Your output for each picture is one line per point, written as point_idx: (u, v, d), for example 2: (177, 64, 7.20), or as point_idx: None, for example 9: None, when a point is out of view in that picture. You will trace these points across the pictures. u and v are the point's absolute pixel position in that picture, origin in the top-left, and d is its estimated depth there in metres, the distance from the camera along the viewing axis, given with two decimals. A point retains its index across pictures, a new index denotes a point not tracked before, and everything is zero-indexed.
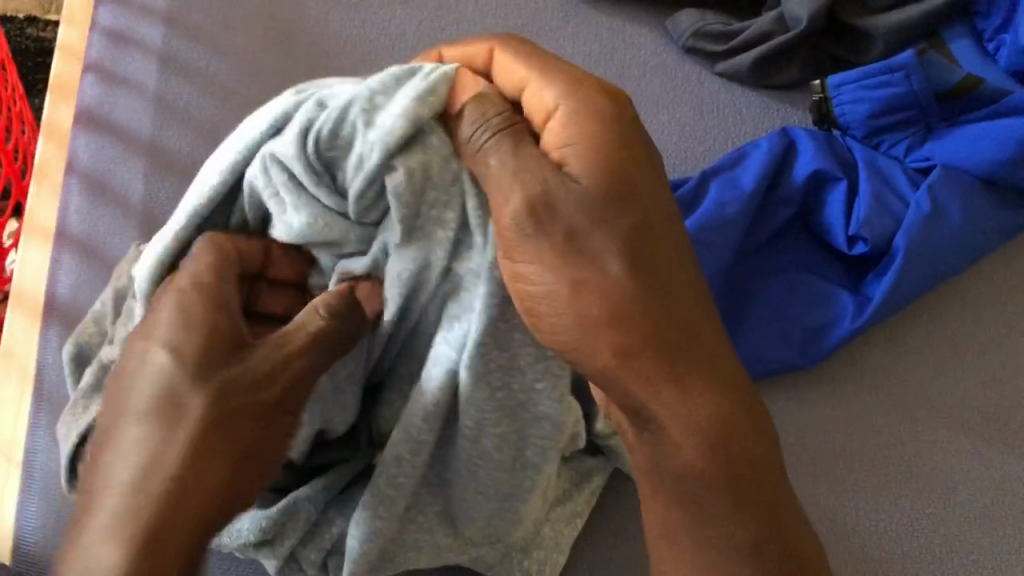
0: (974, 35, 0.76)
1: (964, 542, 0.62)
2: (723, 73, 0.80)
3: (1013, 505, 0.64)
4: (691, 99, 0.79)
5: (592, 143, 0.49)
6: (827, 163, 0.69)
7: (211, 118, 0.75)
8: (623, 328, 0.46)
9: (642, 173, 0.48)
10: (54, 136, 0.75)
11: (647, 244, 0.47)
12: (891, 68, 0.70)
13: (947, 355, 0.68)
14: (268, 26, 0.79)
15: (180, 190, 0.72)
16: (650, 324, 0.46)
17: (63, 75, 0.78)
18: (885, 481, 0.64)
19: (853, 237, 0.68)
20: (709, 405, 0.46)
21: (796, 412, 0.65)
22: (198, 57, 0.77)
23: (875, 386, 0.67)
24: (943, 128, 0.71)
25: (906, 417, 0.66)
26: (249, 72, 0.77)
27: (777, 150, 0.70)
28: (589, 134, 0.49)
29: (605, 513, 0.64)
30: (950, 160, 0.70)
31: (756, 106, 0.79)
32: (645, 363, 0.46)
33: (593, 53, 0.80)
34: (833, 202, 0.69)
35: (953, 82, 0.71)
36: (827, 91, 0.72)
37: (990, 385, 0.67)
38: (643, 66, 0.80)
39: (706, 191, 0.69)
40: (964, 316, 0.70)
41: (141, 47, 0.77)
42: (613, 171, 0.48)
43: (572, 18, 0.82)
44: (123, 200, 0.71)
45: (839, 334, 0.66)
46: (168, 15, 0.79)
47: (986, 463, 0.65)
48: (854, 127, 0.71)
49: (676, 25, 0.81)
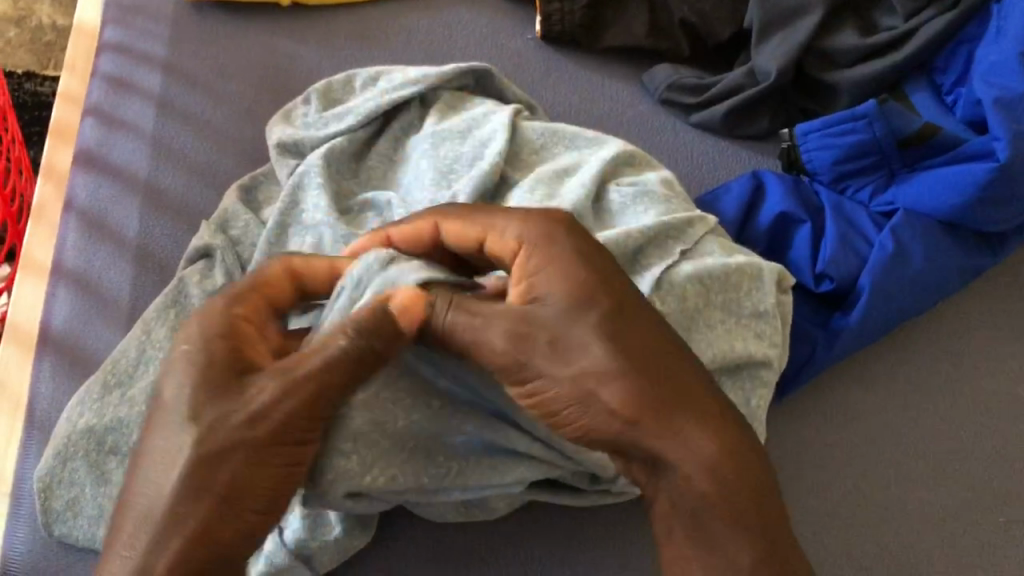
0: (932, 89, 0.80)
1: (927, 560, 0.66)
2: (696, 124, 0.84)
3: (971, 529, 0.67)
4: (667, 145, 0.84)
5: (571, 276, 0.51)
6: (791, 205, 0.72)
7: (208, 160, 0.77)
8: (706, 446, 0.47)
9: (611, 294, 0.50)
10: (53, 178, 0.79)
11: (611, 336, 0.49)
12: (853, 117, 0.74)
13: (915, 392, 0.72)
14: (264, 76, 0.82)
15: (174, 227, 0.74)
16: (641, 403, 0.48)
17: (62, 118, 0.83)
18: (853, 505, 0.67)
19: (820, 275, 0.71)
20: (691, 454, 0.47)
21: (778, 439, 0.69)
22: (195, 101, 0.80)
23: (844, 423, 0.70)
24: (904, 174, 0.74)
25: (869, 444, 0.70)
26: (246, 118, 0.80)
27: (747, 192, 0.74)
28: (571, 271, 0.51)
29: (597, 528, 0.65)
30: (911, 205, 0.72)
31: (730, 154, 0.84)
32: (657, 431, 0.48)
33: (574, 104, 0.85)
34: (800, 243, 0.72)
35: (912, 131, 0.74)
36: (796, 138, 0.76)
37: (954, 416, 0.71)
38: (621, 116, 0.85)
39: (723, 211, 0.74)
40: (928, 357, 0.74)
41: (141, 93, 0.80)
42: (584, 290, 0.50)
43: (554, 71, 0.87)
44: (118, 235, 0.74)
45: (813, 370, 0.69)
46: (168, 63, 0.82)
47: (946, 489, 0.69)
48: (821, 172, 0.75)
49: (652, 78, 0.86)
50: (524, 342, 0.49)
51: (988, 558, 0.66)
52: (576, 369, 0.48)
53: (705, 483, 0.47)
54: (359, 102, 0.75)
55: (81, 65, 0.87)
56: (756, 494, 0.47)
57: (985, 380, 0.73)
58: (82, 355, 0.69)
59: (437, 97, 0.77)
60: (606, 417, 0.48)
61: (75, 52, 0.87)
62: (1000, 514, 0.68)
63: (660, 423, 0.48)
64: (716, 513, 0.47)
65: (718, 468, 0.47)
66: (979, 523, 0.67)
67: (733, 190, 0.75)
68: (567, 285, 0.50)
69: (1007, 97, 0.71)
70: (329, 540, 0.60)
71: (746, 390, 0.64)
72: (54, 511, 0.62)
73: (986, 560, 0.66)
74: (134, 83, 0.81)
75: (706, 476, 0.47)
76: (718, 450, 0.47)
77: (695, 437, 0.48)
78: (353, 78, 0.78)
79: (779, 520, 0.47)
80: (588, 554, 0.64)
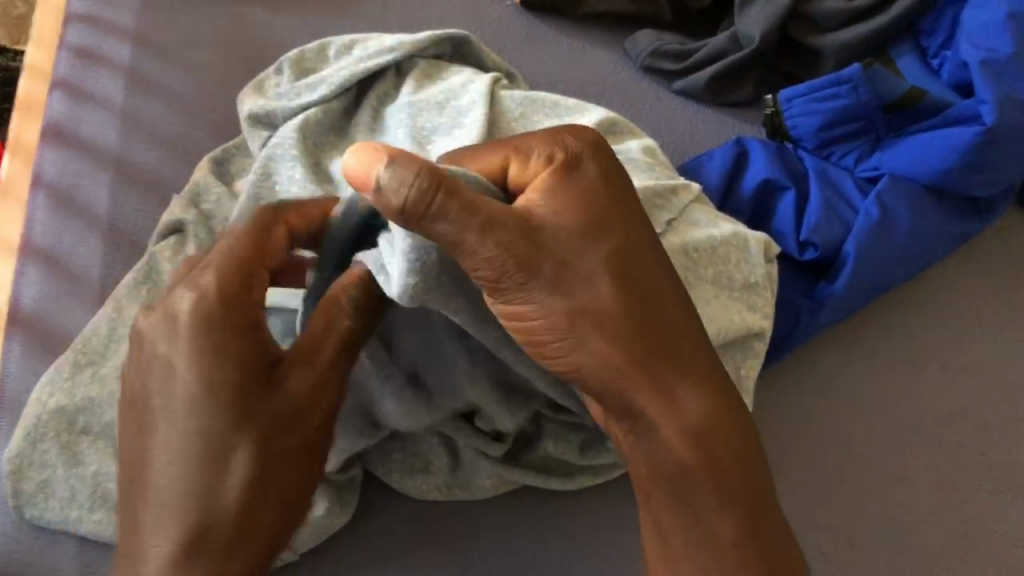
0: (918, 53, 0.79)
1: (913, 529, 0.66)
2: (679, 90, 0.83)
3: (958, 497, 0.67)
4: (649, 112, 0.82)
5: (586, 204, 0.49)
6: (775, 172, 0.71)
7: (179, 133, 0.76)
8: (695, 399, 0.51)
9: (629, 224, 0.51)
10: (20, 153, 0.77)
11: (630, 272, 0.50)
12: (838, 81, 0.72)
13: (902, 359, 0.71)
14: (237, 45, 0.80)
15: (146, 202, 0.73)
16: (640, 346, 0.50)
17: (28, 91, 0.81)
18: (840, 474, 0.67)
19: (804, 243, 0.70)
20: (692, 405, 0.51)
21: (765, 409, 0.68)
22: (166, 73, 0.78)
23: (831, 392, 0.69)
24: (890, 139, 0.73)
25: (856, 412, 0.69)
26: (218, 89, 0.78)
27: (730, 159, 0.73)
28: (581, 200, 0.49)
29: (582, 500, 0.64)
30: (896, 170, 0.71)
31: (714, 121, 0.82)
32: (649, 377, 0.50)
33: (554, 71, 0.83)
34: (784, 210, 0.71)
35: (897, 94, 0.72)
36: (780, 104, 0.75)
37: (942, 383, 0.71)
38: (603, 83, 0.83)
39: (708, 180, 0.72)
40: (915, 324, 0.73)
41: (108, 65, 0.78)
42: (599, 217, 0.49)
43: (534, 38, 0.85)
44: (88, 211, 0.72)
45: (799, 339, 0.68)
46: (136, 33, 0.80)
47: (933, 457, 0.68)
48: (805, 139, 0.74)
49: (634, 44, 0.84)
50: (525, 268, 0.46)
51: (974, 525, 0.66)
52: (576, 304, 0.48)
53: (683, 439, 0.51)
54: (332, 71, 0.73)
55: (47, 36, 0.84)
56: (738, 458, 0.52)
57: (972, 346, 0.73)
58: (52, 334, 0.67)
59: (413, 64, 0.75)
60: (616, 348, 0.49)
61: (40, 23, 0.85)
62: (987, 481, 0.68)
63: (658, 365, 0.50)
64: (708, 470, 0.51)
65: (701, 427, 0.51)
66: (966, 490, 0.67)
67: (717, 157, 0.73)
68: (584, 217, 0.49)
69: (993, 58, 0.70)
70: (314, 520, 0.59)
71: (736, 362, 0.63)
72: (25, 494, 0.60)
73: (973, 527, 0.66)
74: (102, 54, 0.79)
75: (692, 431, 0.51)
76: (700, 407, 0.51)
77: (688, 386, 0.51)
78: (327, 46, 0.76)
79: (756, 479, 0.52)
80: (574, 527, 0.64)
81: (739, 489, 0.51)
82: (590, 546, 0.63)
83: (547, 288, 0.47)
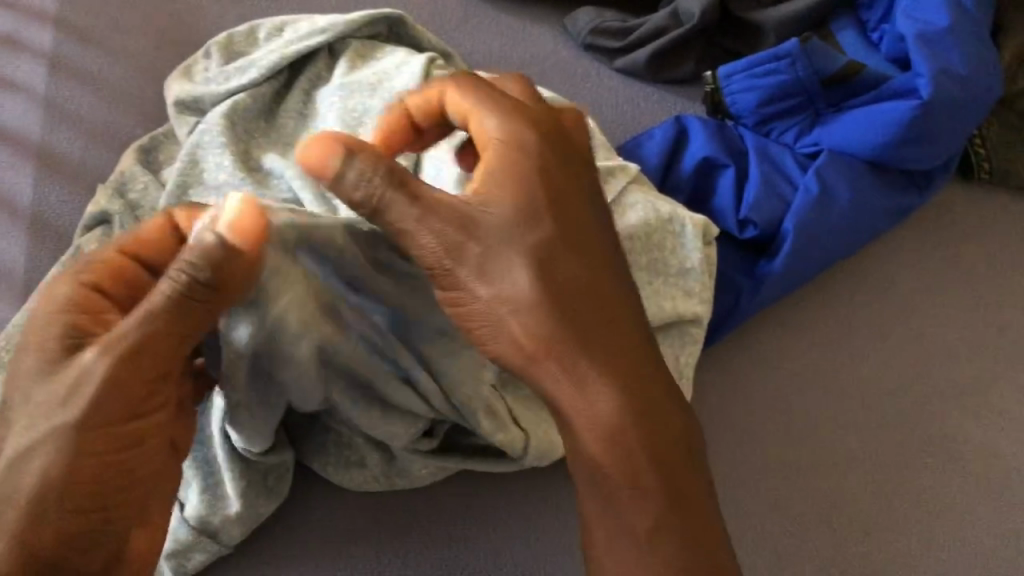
0: (857, 26, 0.78)
1: (854, 504, 0.66)
2: (620, 69, 0.82)
3: (900, 471, 0.67)
4: (590, 91, 0.81)
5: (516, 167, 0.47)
6: (714, 150, 0.70)
7: (106, 121, 0.73)
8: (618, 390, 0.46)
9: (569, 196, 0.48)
10: None
11: (561, 247, 0.47)
12: (776, 57, 0.71)
13: (845, 334, 0.71)
14: (165, 30, 0.78)
15: (72, 192, 0.71)
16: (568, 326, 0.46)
17: None
18: (781, 451, 0.66)
19: (744, 221, 0.69)
20: (609, 393, 0.46)
21: (706, 389, 0.68)
22: (91, 58, 0.76)
23: (773, 370, 0.69)
24: (830, 114, 0.72)
25: (798, 389, 0.69)
26: (146, 74, 0.76)
27: (670, 138, 0.72)
28: (509, 160, 0.48)
29: (522, 485, 0.64)
30: (835, 146, 0.71)
31: (655, 99, 0.81)
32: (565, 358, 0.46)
33: (493, 51, 0.82)
34: (723, 188, 0.70)
35: (835, 69, 0.71)
36: (718, 81, 0.74)
37: (883, 358, 0.71)
38: (543, 62, 0.82)
39: (648, 162, 0.71)
40: (856, 299, 0.73)
41: (31, 51, 0.76)
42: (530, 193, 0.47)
43: (473, 17, 0.83)
44: (11, 203, 0.70)
45: (739, 318, 0.68)
46: (60, 18, 0.77)
47: (875, 431, 0.68)
48: (744, 115, 0.73)
49: (574, 22, 0.83)
50: (453, 251, 0.46)
51: (916, 499, 0.66)
52: (496, 292, 0.46)
53: (603, 432, 0.46)
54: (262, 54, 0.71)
55: None
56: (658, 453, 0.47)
57: (914, 319, 0.73)
58: None
59: (345, 46, 0.73)
60: (530, 325, 0.46)
61: None
62: (928, 453, 0.68)
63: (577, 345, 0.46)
64: (627, 465, 0.46)
65: (630, 415, 0.46)
66: (908, 463, 0.67)
67: (658, 136, 0.72)
68: (511, 193, 0.47)
69: (929, 33, 0.70)
70: (232, 515, 0.58)
71: (674, 348, 0.63)
72: None
73: (914, 500, 0.66)
74: (24, 40, 0.76)
75: (607, 426, 0.46)
76: (626, 395, 0.46)
77: (615, 370, 0.46)
78: (256, 28, 0.74)
79: (682, 474, 0.47)
80: (515, 512, 0.63)
81: (665, 487, 0.46)
82: (532, 531, 0.63)
83: (472, 271, 0.46)
